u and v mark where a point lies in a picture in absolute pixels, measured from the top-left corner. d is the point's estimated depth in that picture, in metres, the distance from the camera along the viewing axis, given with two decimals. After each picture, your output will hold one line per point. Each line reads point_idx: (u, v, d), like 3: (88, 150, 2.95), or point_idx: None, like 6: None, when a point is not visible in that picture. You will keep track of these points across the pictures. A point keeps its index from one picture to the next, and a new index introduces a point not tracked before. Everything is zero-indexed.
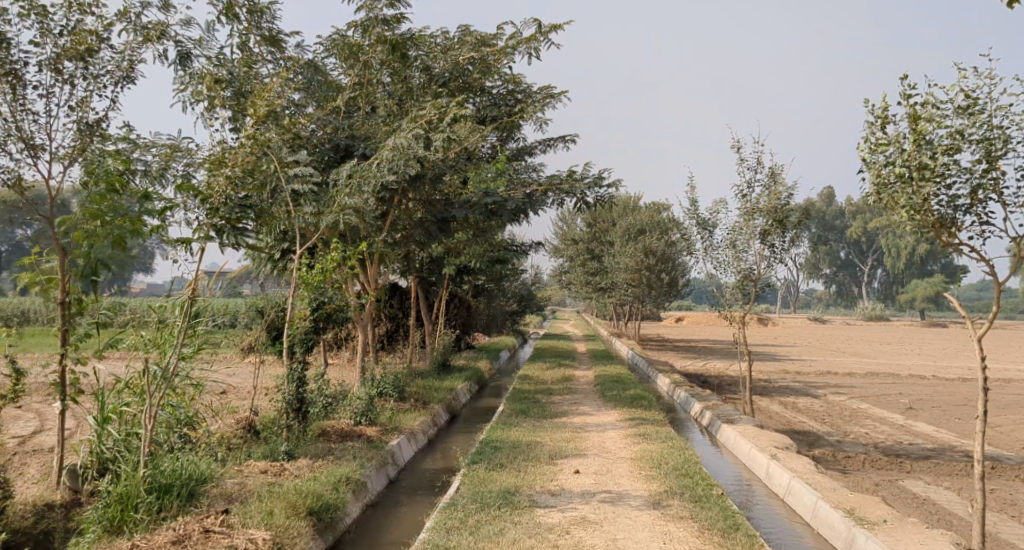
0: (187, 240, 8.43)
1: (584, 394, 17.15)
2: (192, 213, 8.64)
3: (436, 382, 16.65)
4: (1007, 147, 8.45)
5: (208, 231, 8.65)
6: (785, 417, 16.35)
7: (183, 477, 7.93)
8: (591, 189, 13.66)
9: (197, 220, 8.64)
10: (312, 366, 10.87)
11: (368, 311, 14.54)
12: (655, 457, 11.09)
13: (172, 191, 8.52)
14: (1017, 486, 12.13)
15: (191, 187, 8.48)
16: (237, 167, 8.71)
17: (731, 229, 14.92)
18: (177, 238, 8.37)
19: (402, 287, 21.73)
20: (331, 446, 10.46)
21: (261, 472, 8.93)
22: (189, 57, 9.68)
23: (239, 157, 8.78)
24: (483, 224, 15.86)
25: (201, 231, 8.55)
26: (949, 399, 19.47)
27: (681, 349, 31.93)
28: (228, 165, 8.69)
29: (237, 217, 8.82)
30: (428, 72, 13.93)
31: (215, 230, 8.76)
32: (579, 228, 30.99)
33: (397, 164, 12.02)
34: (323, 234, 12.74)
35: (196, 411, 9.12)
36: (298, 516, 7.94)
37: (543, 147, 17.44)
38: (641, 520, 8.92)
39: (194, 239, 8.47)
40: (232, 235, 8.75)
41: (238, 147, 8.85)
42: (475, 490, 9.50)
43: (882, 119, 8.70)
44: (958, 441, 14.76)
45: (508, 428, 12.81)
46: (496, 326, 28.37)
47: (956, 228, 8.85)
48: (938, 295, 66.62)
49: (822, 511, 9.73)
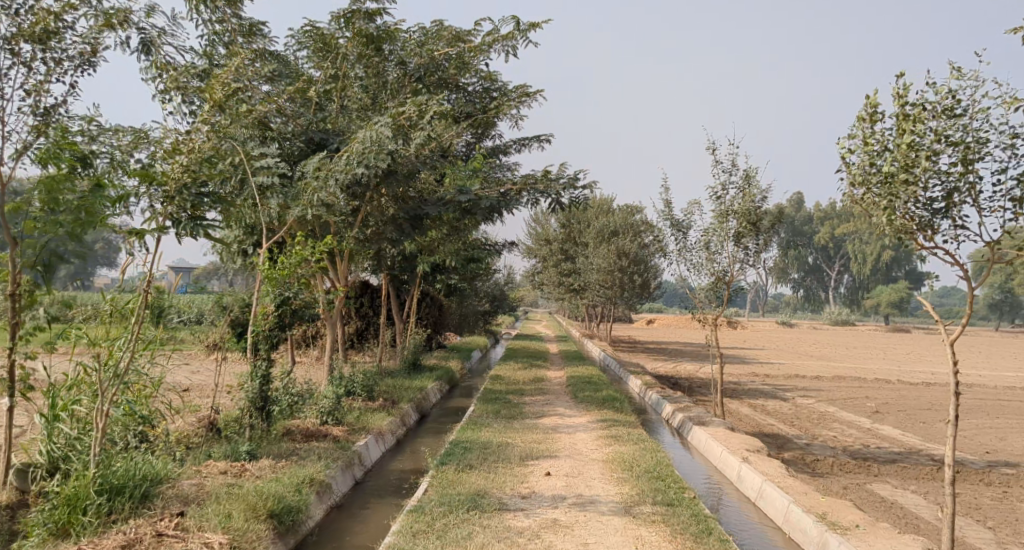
0: (141, 231, 8.13)
1: (555, 394, 16.97)
2: (149, 202, 8.36)
3: (406, 381, 16.40)
4: (985, 151, 8.36)
5: (163, 220, 8.34)
6: (755, 420, 16.28)
7: (136, 477, 7.65)
8: (566, 189, 13.49)
9: (153, 211, 8.34)
10: (278, 364, 10.60)
11: (337, 307, 14.26)
12: (628, 459, 10.91)
13: (129, 177, 8.21)
14: (985, 491, 12.12)
15: (146, 175, 8.18)
16: (196, 155, 8.42)
17: (705, 230, 14.81)
18: (132, 228, 8.07)
19: (373, 285, 21.43)
20: (296, 446, 10.17)
21: (220, 473, 8.62)
22: (154, 45, 9.37)
23: (195, 142, 8.51)
24: (457, 222, 15.61)
25: (156, 222, 8.23)
26: (915, 403, 19.55)
27: (651, 351, 31.86)
28: (183, 153, 8.42)
29: (195, 207, 8.52)
30: (403, 66, 13.69)
31: (172, 220, 8.48)
32: (553, 228, 30.88)
33: (367, 158, 11.73)
34: (292, 227, 12.53)
35: (154, 409, 8.81)
36: (258, 519, 7.66)
37: (518, 146, 17.26)
38: (612, 523, 8.75)
39: (149, 230, 8.16)
40: (189, 227, 8.48)
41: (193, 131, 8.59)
42: (442, 492, 9.27)
43: (866, 116, 8.60)
44: (925, 444, 14.77)
45: (478, 428, 12.59)
46: (468, 326, 28.12)
47: (932, 231, 8.72)
48: (902, 301, 67.36)
49: (794, 515, 9.60)
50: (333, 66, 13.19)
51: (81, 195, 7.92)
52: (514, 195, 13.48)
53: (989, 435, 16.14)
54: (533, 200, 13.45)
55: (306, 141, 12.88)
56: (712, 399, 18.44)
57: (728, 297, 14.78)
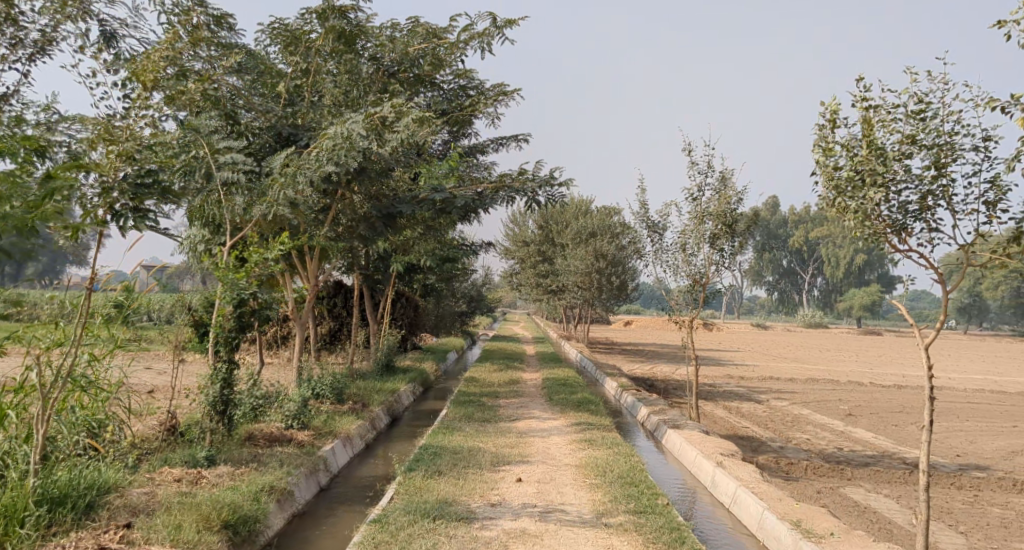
0: (77, 227, 7.83)
1: (531, 397, 16.70)
2: (87, 195, 7.98)
3: (378, 383, 16.08)
4: (957, 154, 8.21)
5: (102, 215, 7.98)
6: (729, 423, 16.10)
7: (81, 487, 7.37)
8: (542, 188, 13.23)
9: (93, 203, 7.99)
10: (240, 366, 10.25)
11: (307, 309, 13.92)
12: (601, 464, 10.69)
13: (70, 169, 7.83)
14: (956, 494, 12.01)
15: (84, 164, 7.76)
16: (133, 141, 8.12)
17: (681, 231, 14.60)
18: (70, 225, 7.75)
19: (347, 285, 21.07)
20: (258, 452, 9.85)
21: (175, 481, 8.30)
22: (115, 38, 9.03)
23: (131, 128, 8.20)
24: (431, 222, 15.29)
25: (93, 217, 7.90)
26: (887, 406, 19.46)
27: (627, 353, 31.68)
28: (118, 140, 8.03)
29: (138, 199, 8.11)
30: (376, 62, 13.37)
31: (114, 213, 8.09)
32: (530, 230, 30.69)
33: (338, 154, 11.44)
34: (259, 225, 12.22)
35: (110, 413, 8.52)
36: (211, 531, 7.40)
37: (495, 146, 17.01)
38: (583, 532, 8.53)
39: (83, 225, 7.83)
40: (131, 220, 8.05)
41: (125, 114, 8.31)
42: (408, 500, 9.01)
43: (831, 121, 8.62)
44: (898, 448, 14.66)
45: (450, 432, 12.29)
46: (444, 327, 27.83)
47: (906, 234, 8.57)
48: (874, 304, 67.73)
49: (768, 524, 9.40)
50: (303, 60, 12.76)
51: (34, 195, 7.47)
52: (490, 194, 13.14)
53: (959, 438, 16.07)
54: (508, 199, 13.16)
55: (275, 137, 12.48)
56: (687, 401, 18.28)
57: (705, 299, 14.60)
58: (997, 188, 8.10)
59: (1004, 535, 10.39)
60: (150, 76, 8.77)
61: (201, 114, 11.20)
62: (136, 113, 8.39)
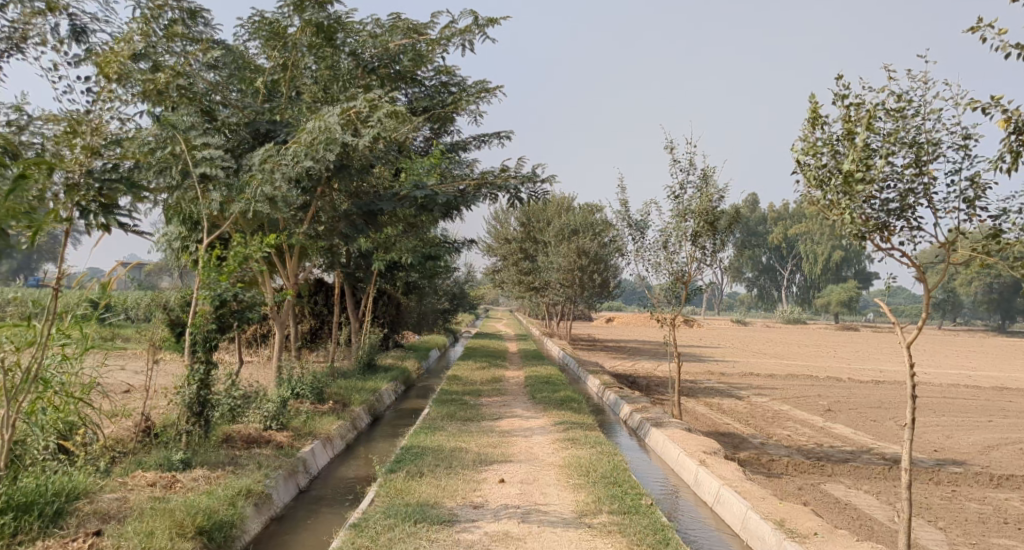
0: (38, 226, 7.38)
1: (513, 395, 16.57)
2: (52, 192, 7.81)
3: (359, 382, 15.89)
4: (938, 151, 8.13)
5: (68, 211, 7.77)
6: (710, 419, 16.05)
7: (48, 494, 7.18)
8: (524, 185, 13.09)
9: (58, 199, 7.79)
10: (218, 366, 10.02)
11: (286, 308, 13.72)
12: (584, 464, 10.57)
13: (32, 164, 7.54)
14: (936, 490, 11.99)
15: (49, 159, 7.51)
16: (100, 136, 7.89)
17: (663, 229, 14.51)
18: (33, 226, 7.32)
19: (328, 283, 20.88)
20: (236, 454, 9.67)
21: (148, 485, 8.12)
22: (85, 32, 8.78)
23: (99, 124, 7.99)
24: (413, 219, 15.10)
25: (60, 215, 7.68)
26: (866, 401, 19.52)
27: (609, 350, 31.65)
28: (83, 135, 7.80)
29: (107, 195, 7.92)
30: (356, 57, 12.92)
31: (81, 210, 7.90)
32: (512, 227, 30.56)
33: (316, 149, 11.25)
34: (237, 222, 12.02)
35: (83, 414, 8.32)
36: (185, 538, 7.22)
37: (477, 143, 16.86)
38: (566, 535, 8.40)
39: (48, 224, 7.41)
40: (99, 217, 7.90)
41: (91, 108, 8.08)
42: (389, 502, 8.85)
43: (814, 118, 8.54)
44: (877, 443, 14.65)
45: (432, 432, 12.14)
46: (426, 323, 27.67)
47: (888, 232, 8.49)
48: (853, 300, 68.18)
49: (752, 523, 9.30)
50: (281, 54, 12.51)
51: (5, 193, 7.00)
52: (472, 193, 13.20)
53: (936, 433, 16.10)
54: (490, 197, 13.24)
55: (252, 133, 12.27)
56: (669, 398, 18.23)
57: (687, 297, 14.50)
58: (976, 186, 8.04)
59: (983, 530, 10.36)
60: (114, 68, 8.50)
61: (177, 110, 10.96)
62: (101, 107, 8.17)
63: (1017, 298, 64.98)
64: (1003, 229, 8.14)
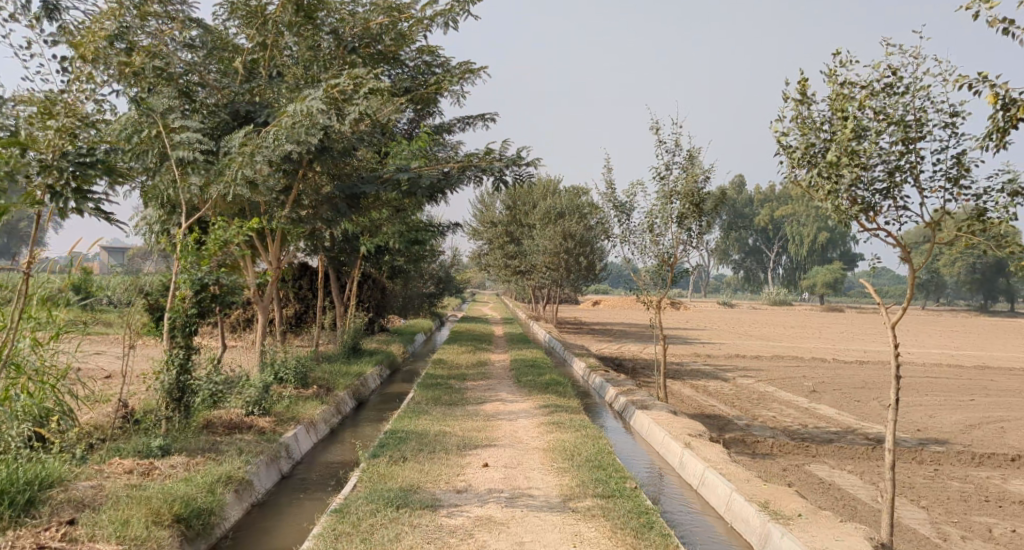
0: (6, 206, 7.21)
1: (499, 378, 16.53)
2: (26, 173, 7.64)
3: (344, 366, 15.77)
4: (925, 129, 8.07)
5: (39, 195, 7.58)
6: (696, 401, 16.05)
7: (20, 482, 7.05)
8: (510, 168, 12.96)
9: (31, 181, 7.62)
10: (198, 351, 9.89)
11: (269, 292, 13.53)
12: (568, 448, 10.51)
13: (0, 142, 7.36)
14: (918, 469, 12.03)
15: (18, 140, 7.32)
16: (74, 116, 7.70)
17: (649, 212, 14.43)
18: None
19: (312, 266, 20.72)
20: (217, 440, 9.56)
21: (126, 472, 8.04)
22: (58, 10, 8.58)
23: (73, 104, 7.81)
24: (398, 203, 14.96)
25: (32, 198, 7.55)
26: (850, 382, 19.57)
27: (596, 333, 31.62)
28: (59, 116, 7.66)
29: (82, 179, 7.71)
30: (337, 37, 12.85)
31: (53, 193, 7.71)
32: (497, 210, 30.42)
33: (297, 133, 11.10)
34: (218, 206, 11.85)
35: (58, 401, 8.20)
36: (161, 525, 7.16)
37: (462, 125, 16.71)
38: (549, 519, 8.34)
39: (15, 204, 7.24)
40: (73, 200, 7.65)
41: (65, 89, 7.92)
42: (372, 488, 8.77)
43: (800, 100, 8.53)
44: (861, 423, 14.69)
45: (416, 416, 12.04)
46: (412, 307, 27.59)
47: (874, 213, 8.43)
48: (837, 282, 68.49)
49: (736, 505, 9.28)
50: (260, 33, 12.23)
51: None
52: (456, 174, 12.92)
53: (919, 412, 16.16)
54: (475, 178, 12.96)
55: (232, 114, 12.15)
56: (655, 381, 18.21)
57: (673, 280, 14.43)
58: (962, 165, 7.99)
59: (964, 509, 10.38)
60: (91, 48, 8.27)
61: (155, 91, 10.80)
62: (77, 87, 8.01)
63: (998, 278, 65.56)
64: (989, 208, 8.11)
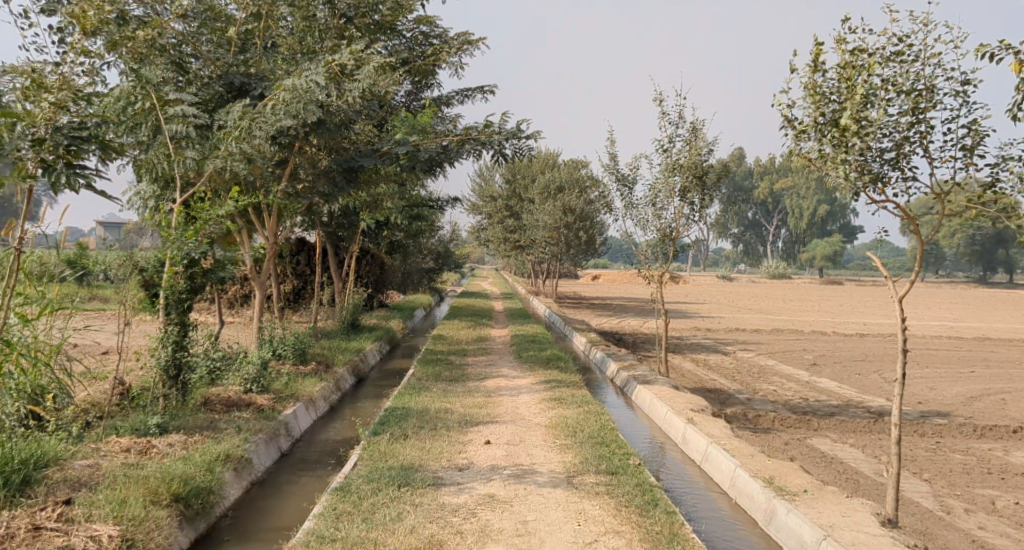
0: None
1: (499, 354, 16.43)
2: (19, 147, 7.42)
3: (343, 342, 15.66)
4: (935, 98, 7.88)
5: (32, 169, 7.38)
6: (697, 376, 15.95)
7: (14, 462, 6.94)
8: (509, 140, 12.76)
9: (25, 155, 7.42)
10: (193, 328, 9.72)
11: (267, 268, 13.36)
12: (571, 424, 10.39)
13: None
14: (921, 442, 11.93)
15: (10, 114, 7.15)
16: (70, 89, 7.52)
17: (652, 184, 14.20)
18: None
19: (310, 241, 20.47)
20: (215, 418, 9.44)
21: (123, 451, 7.92)
22: None
23: (68, 77, 7.61)
24: (396, 177, 14.78)
25: (22, 170, 7.30)
26: (851, 355, 19.48)
27: (595, 307, 31.53)
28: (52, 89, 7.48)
29: (74, 155, 7.52)
30: (332, 7, 12.47)
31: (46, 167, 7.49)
32: (496, 184, 30.21)
33: (292, 107, 10.90)
34: (212, 180, 11.67)
35: (53, 378, 8.07)
36: (159, 505, 7.09)
37: (460, 98, 16.46)
38: (552, 497, 8.24)
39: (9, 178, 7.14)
40: (64, 175, 7.47)
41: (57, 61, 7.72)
42: (372, 466, 8.66)
43: (809, 68, 8.30)
44: (863, 396, 14.58)
45: (416, 393, 11.90)
46: (411, 282, 27.46)
47: (883, 184, 8.25)
48: (836, 255, 68.40)
49: (741, 481, 9.18)
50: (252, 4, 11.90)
51: None
52: (456, 148, 12.73)
53: (920, 385, 16.06)
54: (474, 152, 12.79)
55: (226, 86, 11.95)
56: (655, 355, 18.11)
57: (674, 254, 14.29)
58: (975, 133, 7.80)
59: (968, 482, 10.28)
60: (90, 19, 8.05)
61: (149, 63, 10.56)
62: (71, 60, 7.81)
63: (998, 249, 65.44)
64: (1000, 179, 7.93)
